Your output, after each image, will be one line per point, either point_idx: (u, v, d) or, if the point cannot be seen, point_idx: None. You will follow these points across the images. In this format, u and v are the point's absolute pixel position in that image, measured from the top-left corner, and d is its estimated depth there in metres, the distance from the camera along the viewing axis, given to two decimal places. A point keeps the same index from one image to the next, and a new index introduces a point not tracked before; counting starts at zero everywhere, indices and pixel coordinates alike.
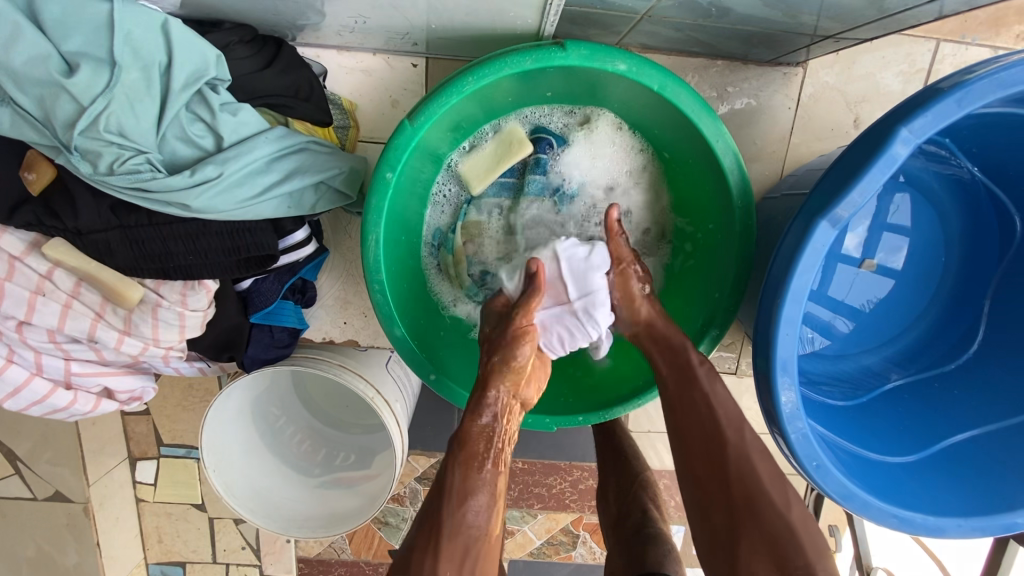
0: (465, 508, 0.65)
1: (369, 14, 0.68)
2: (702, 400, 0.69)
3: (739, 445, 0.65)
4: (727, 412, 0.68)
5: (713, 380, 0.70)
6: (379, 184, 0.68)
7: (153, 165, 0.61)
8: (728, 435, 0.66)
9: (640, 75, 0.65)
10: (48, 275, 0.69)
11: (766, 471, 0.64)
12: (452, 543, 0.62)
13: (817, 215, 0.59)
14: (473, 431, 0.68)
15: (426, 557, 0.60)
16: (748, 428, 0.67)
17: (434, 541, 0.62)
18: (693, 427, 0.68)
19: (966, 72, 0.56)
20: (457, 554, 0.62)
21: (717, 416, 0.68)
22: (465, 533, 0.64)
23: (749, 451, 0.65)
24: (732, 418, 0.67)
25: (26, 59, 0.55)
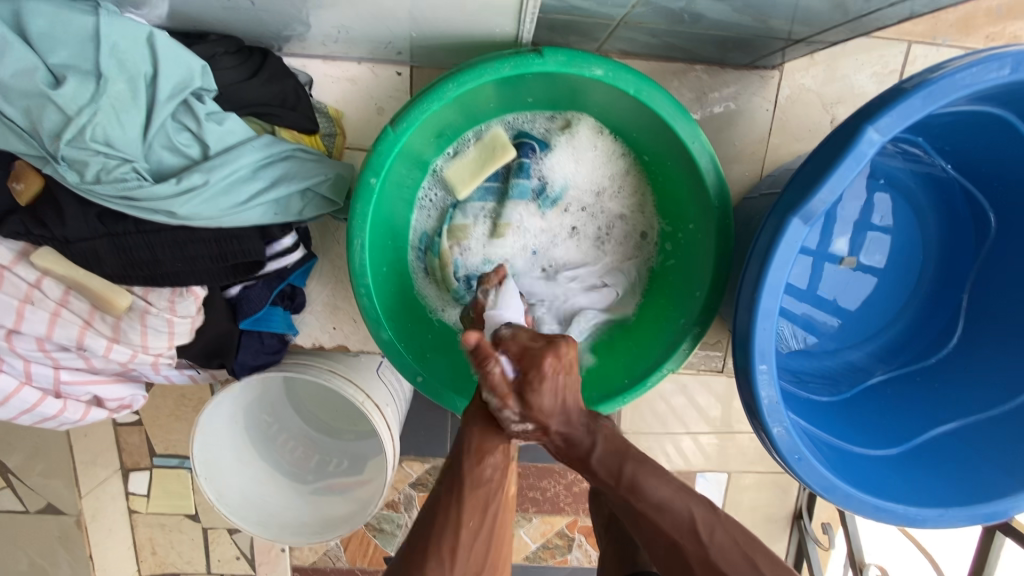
0: (461, 531, 0.61)
1: (352, 24, 0.69)
2: (647, 509, 0.60)
3: (700, 558, 0.58)
4: (673, 519, 0.59)
5: (639, 488, 0.60)
6: (364, 190, 0.69)
7: (140, 173, 0.63)
8: (685, 544, 0.59)
9: (616, 79, 0.67)
10: (37, 284, 0.70)
11: (735, 572, 0.57)
12: (465, 563, 0.61)
13: (789, 212, 0.61)
14: (475, 475, 0.63)
15: (430, 566, 0.58)
16: (701, 524, 0.59)
17: (434, 568, 0.59)
18: (647, 538, 0.62)
19: (927, 73, 0.58)
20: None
21: (663, 526, 0.60)
22: (485, 487, 0.64)
23: (710, 555, 0.58)
24: (682, 526, 0.59)
25: (14, 72, 0.56)
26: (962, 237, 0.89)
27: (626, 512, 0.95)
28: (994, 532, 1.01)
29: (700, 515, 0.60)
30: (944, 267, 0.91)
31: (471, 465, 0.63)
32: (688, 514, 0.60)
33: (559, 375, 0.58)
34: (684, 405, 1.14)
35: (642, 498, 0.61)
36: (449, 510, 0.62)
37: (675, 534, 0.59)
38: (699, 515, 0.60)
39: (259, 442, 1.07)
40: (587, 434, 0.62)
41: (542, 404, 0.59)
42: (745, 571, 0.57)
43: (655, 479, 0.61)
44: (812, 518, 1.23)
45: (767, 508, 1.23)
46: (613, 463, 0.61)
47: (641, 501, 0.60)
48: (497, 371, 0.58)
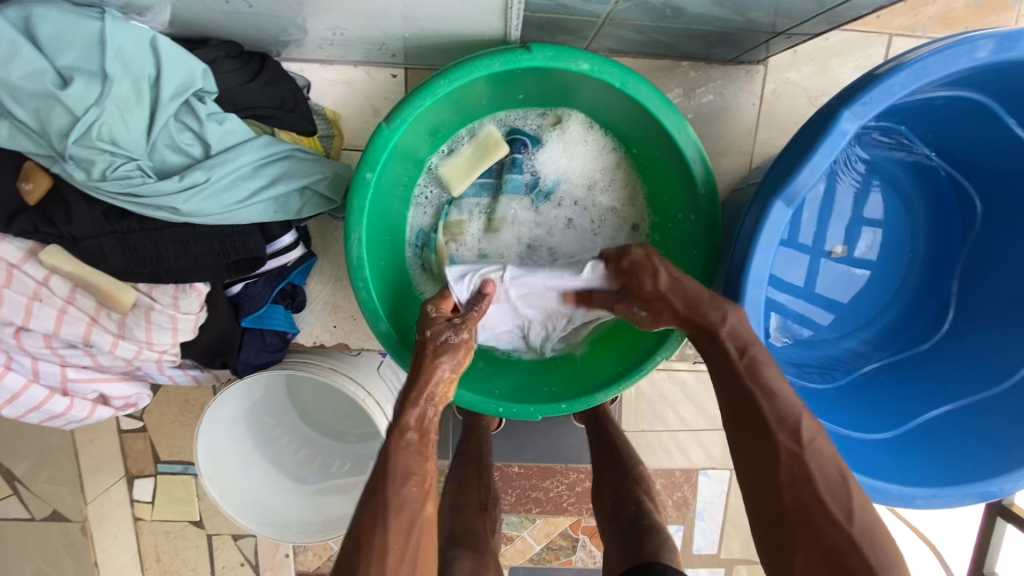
0: (405, 487, 0.60)
1: (346, 26, 0.72)
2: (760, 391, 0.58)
3: (795, 456, 0.55)
4: (786, 409, 0.57)
5: (760, 373, 0.59)
6: (360, 185, 0.71)
7: (144, 171, 0.65)
8: (784, 437, 0.56)
9: (602, 73, 0.70)
10: (45, 282, 0.71)
11: (825, 480, 0.54)
12: (397, 520, 0.58)
13: (772, 196, 0.63)
14: (410, 415, 0.63)
15: (376, 531, 0.57)
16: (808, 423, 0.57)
17: (379, 513, 0.58)
18: (737, 416, 0.59)
19: (900, 59, 0.61)
20: (404, 526, 0.59)
21: (768, 413, 0.57)
22: (406, 511, 0.59)
23: (804, 457, 0.55)
24: (786, 418, 0.56)
25: (24, 74, 0.59)
26: (949, 223, 0.90)
27: (629, 505, 0.95)
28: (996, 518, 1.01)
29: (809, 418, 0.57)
30: (933, 254, 0.92)
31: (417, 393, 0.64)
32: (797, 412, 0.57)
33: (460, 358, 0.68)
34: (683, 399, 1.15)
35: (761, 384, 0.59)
36: (394, 430, 0.63)
37: (775, 425, 0.56)
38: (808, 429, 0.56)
39: (262, 443, 1.08)
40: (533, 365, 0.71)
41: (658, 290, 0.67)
42: (836, 483, 0.54)
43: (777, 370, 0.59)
44: None
45: None
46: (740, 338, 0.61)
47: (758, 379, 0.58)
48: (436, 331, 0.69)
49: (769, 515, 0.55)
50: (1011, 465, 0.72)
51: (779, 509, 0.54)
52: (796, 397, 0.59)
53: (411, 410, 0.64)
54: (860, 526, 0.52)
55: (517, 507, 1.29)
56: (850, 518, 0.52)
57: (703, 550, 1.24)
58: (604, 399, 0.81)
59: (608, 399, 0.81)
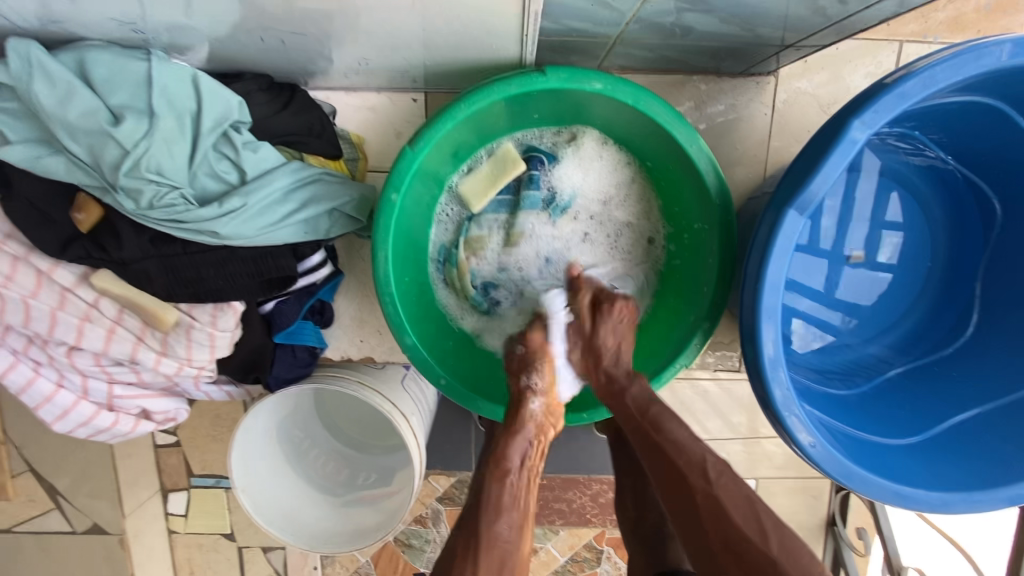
0: (499, 519, 0.66)
1: (371, 56, 0.76)
2: (669, 444, 0.67)
3: (707, 492, 0.63)
4: (689, 455, 0.66)
5: (662, 426, 0.69)
6: (386, 207, 0.75)
7: (187, 199, 0.69)
8: (694, 480, 0.64)
9: (615, 92, 0.72)
10: (95, 304, 0.76)
11: (734, 505, 0.62)
12: (489, 554, 0.64)
13: (785, 205, 0.64)
14: (508, 451, 0.71)
15: (466, 559, 0.63)
16: (710, 464, 0.65)
17: (473, 548, 0.64)
18: (662, 475, 0.66)
19: (908, 68, 0.62)
20: (495, 565, 0.64)
21: (678, 462, 0.65)
22: (500, 546, 0.64)
23: (715, 492, 0.63)
24: (693, 465, 0.65)
25: (79, 113, 0.64)
26: (970, 225, 0.90)
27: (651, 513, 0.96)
28: None
29: (708, 456, 0.66)
30: (954, 257, 0.92)
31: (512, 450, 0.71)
32: (699, 454, 0.66)
33: (622, 318, 0.79)
34: (705, 408, 1.15)
35: (663, 435, 0.68)
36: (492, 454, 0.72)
37: (687, 472, 0.65)
38: (712, 468, 0.65)
39: (292, 457, 1.11)
40: (626, 378, 0.74)
41: (603, 337, 0.78)
42: (750, 514, 0.61)
43: (674, 421, 0.69)
44: (847, 524, 1.21)
45: (798, 515, 1.21)
46: (643, 401, 0.71)
47: (659, 434, 0.68)
48: (587, 300, 0.81)
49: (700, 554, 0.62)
50: None
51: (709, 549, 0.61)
52: (697, 441, 0.68)
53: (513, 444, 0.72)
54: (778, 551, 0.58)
55: (542, 519, 1.30)
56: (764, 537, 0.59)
57: None
58: None
59: None
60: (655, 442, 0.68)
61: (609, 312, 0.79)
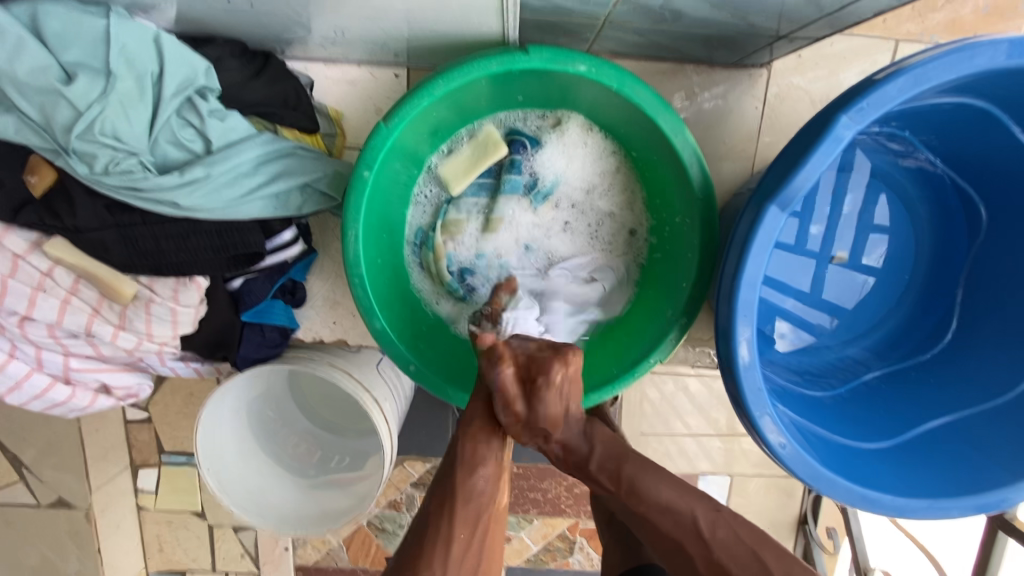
0: (475, 476, 0.66)
1: (347, 25, 0.72)
2: (656, 508, 0.63)
3: (705, 560, 0.61)
4: (677, 518, 0.63)
5: (640, 491, 0.64)
6: (358, 183, 0.72)
7: (146, 166, 0.66)
8: (688, 546, 0.62)
9: (600, 75, 0.70)
10: (49, 273, 0.72)
11: (736, 563, 0.60)
12: (465, 508, 0.65)
13: (766, 201, 0.62)
14: (480, 418, 0.68)
15: (442, 518, 0.64)
16: (704, 523, 0.62)
17: (449, 506, 0.65)
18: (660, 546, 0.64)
19: (899, 65, 0.60)
20: (470, 518, 0.65)
21: (666, 528, 0.63)
22: (476, 500, 0.66)
23: (713, 553, 0.61)
24: (683, 528, 0.62)
25: (28, 69, 0.60)
26: (954, 231, 0.89)
27: None
28: (997, 531, 0.99)
29: (698, 511, 0.63)
30: (937, 262, 0.91)
31: (487, 389, 0.68)
32: (687, 513, 0.63)
33: (567, 380, 0.64)
34: (683, 404, 1.15)
35: (646, 501, 0.64)
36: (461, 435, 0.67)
37: (681, 536, 0.62)
38: (703, 518, 0.62)
39: (264, 438, 1.10)
40: (586, 442, 0.67)
41: (550, 414, 0.64)
42: (751, 564, 0.60)
43: (654, 479, 0.64)
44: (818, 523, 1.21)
45: (770, 513, 1.22)
46: (612, 464, 0.66)
47: (643, 503, 0.63)
48: (507, 374, 0.64)
49: None
50: (1010, 477, 0.71)
51: None
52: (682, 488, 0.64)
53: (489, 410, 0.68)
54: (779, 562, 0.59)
55: (515, 507, 1.30)
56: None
57: None
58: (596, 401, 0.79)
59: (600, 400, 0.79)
60: (640, 506, 0.64)
61: (547, 387, 0.63)
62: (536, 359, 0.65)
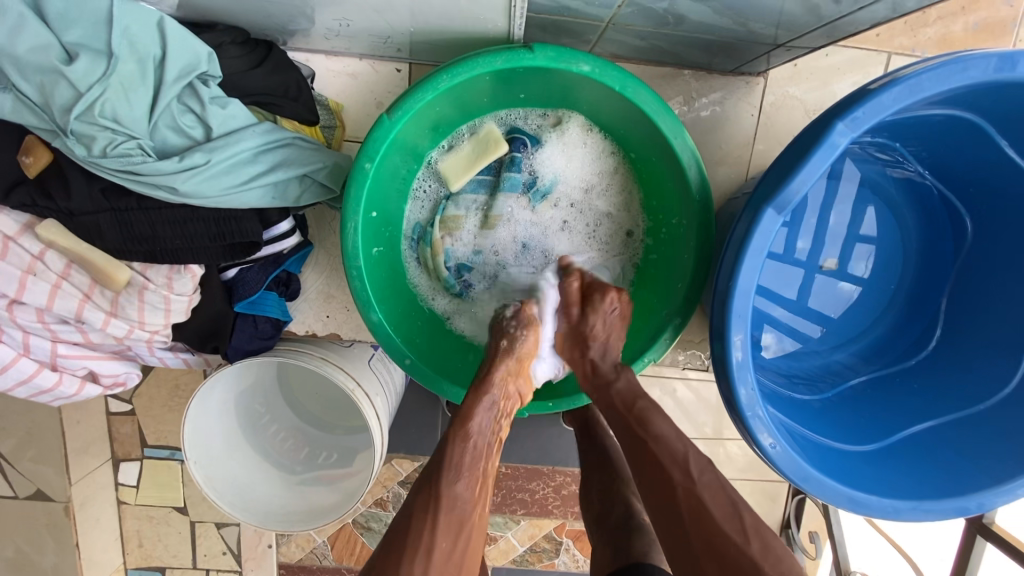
0: (457, 483, 0.66)
1: (352, 17, 0.72)
2: (650, 437, 0.67)
3: (686, 487, 0.64)
4: (671, 451, 0.66)
5: (647, 422, 0.69)
6: (358, 175, 0.72)
7: (145, 150, 0.65)
8: (676, 476, 0.65)
9: (602, 75, 0.70)
10: (40, 256, 0.71)
11: (717, 506, 0.63)
12: (448, 515, 0.64)
13: (764, 203, 0.64)
14: (474, 410, 0.69)
15: (424, 527, 0.63)
16: (693, 461, 0.66)
17: (431, 509, 0.64)
18: (639, 452, 0.68)
19: (894, 75, 0.62)
20: (452, 526, 0.65)
21: (657, 452, 0.67)
22: (457, 506, 0.65)
23: (697, 488, 0.64)
24: (673, 455, 0.66)
25: (29, 47, 0.59)
26: (941, 241, 0.91)
27: (616, 509, 0.96)
28: (976, 537, 1.04)
29: (691, 454, 0.66)
30: (923, 271, 0.93)
31: (490, 376, 0.71)
32: (679, 446, 0.67)
33: (614, 307, 0.76)
34: (673, 406, 1.16)
35: (648, 430, 0.68)
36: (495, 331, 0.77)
37: (669, 463, 0.66)
38: (694, 460, 0.66)
39: (251, 432, 1.09)
40: (615, 371, 0.74)
41: (594, 329, 0.76)
42: (729, 508, 0.63)
43: (661, 417, 0.69)
44: (801, 528, 1.22)
45: None
46: (629, 396, 0.72)
47: (644, 427, 0.68)
48: (577, 287, 0.79)
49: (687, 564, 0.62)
50: (992, 482, 0.72)
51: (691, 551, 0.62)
52: (679, 433, 0.69)
53: (478, 403, 0.70)
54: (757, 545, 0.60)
55: (503, 507, 1.30)
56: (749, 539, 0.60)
57: None
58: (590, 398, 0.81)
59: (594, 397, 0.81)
60: (636, 436, 0.69)
61: (593, 311, 0.76)
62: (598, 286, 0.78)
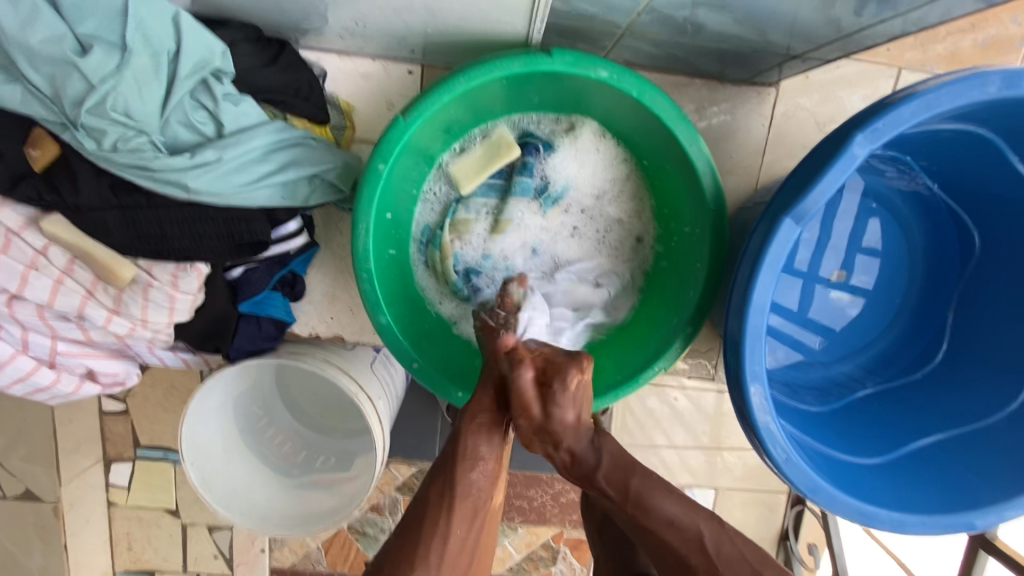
0: (472, 474, 0.66)
1: (369, 16, 0.72)
2: (660, 523, 0.61)
3: (709, 572, 0.59)
4: (682, 535, 0.60)
5: (643, 501, 0.62)
6: (371, 176, 0.71)
7: (156, 146, 0.65)
8: (695, 562, 0.60)
9: (620, 82, 0.70)
10: (43, 251, 0.69)
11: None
12: (463, 504, 0.64)
13: (782, 213, 0.63)
14: (473, 427, 0.67)
15: (439, 515, 0.63)
16: (709, 539, 0.60)
17: (447, 498, 0.64)
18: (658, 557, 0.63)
19: (912, 89, 0.62)
20: (467, 514, 0.64)
21: (672, 543, 0.61)
22: (473, 494, 0.65)
23: (717, 569, 0.59)
24: (688, 544, 0.60)
25: (42, 38, 0.58)
26: (948, 255, 0.92)
27: None
28: (978, 550, 1.03)
29: (705, 529, 0.60)
30: (929, 284, 0.94)
31: (485, 399, 0.67)
32: (690, 527, 0.60)
33: (579, 386, 0.65)
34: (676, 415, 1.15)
35: (651, 517, 0.61)
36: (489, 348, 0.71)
37: (686, 552, 0.60)
38: (710, 540, 0.60)
39: (248, 435, 1.07)
40: (592, 453, 0.64)
41: (558, 424, 0.64)
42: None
43: (661, 494, 0.62)
44: (799, 539, 1.22)
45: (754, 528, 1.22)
46: (619, 479, 0.63)
47: (646, 518, 0.61)
48: (527, 378, 0.65)
49: None
50: (999, 496, 0.72)
51: None
52: (685, 506, 0.62)
53: (485, 437, 0.67)
54: None
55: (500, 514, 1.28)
56: None
57: None
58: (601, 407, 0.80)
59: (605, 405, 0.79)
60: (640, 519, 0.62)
61: (559, 391, 0.64)
62: (558, 364, 0.65)
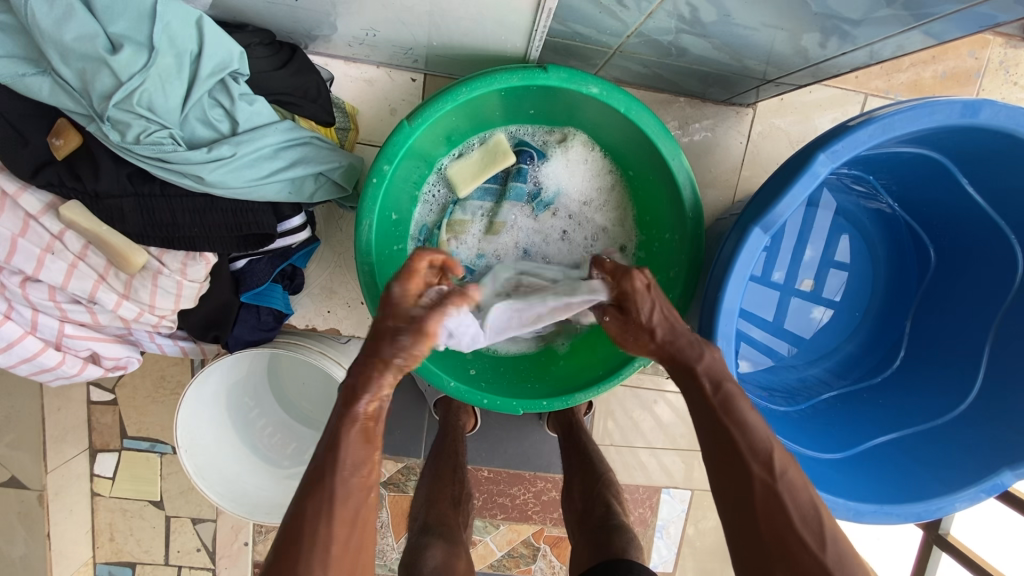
0: (351, 477, 0.57)
1: (379, 27, 0.77)
2: (734, 428, 0.61)
3: (767, 482, 0.59)
4: (753, 440, 0.60)
5: (734, 408, 0.62)
6: (376, 175, 0.76)
7: (175, 139, 0.68)
8: (756, 469, 0.59)
9: (610, 98, 0.76)
10: (59, 236, 0.74)
11: (799, 510, 0.58)
12: (342, 509, 0.56)
13: (752, 223, 0.70)
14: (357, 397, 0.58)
15: (317, 523, 0.55)
16: (778, 455, 0.60)
17: (324, 507, 0.55)
18: (714, 448, 0.62)
19: (870, 114, 0.69)
20: (349, 518, 0.56)
21: (740, 444, 0.60)
22: (353, 498, 0.57)
23: (776, 486, 0.58)
24: (757, 448, 0.60)
25: (75, 35, 0.62)
26: (907, 268, 0.99)
27: (598, 507, 0.99)
28: (932, 546, 1.12)
29: (779, 449, 0.60)
30: (889, 296, 1.01)
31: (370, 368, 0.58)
32: (769, 439, 0.60)
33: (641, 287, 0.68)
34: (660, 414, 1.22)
35: (732, 415, 0.62)
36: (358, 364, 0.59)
37: (749, 456, 0.60)
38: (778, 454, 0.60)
39: (239, 425, 1.09)
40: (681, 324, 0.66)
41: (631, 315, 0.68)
42: (808, 511, 0.58)
43: (745, 402, 0.62)
44: None
45: None
46: (716, 374, 0.64)
47: (731, 412, 0.61)
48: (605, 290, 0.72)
49: (747, 540, 0.59)
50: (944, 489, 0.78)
51: (756, 534, 0.58)
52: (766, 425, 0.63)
53: (364, 399, 0.58)
54: (831, 554, 0.56)
55: (483, 511, 1.31)
56: (823, 546, 0.56)
57: (660, 567, 1.30)
58: (584, 400, 0.85)
59: (588, 398, 0.84)
60: (713, 422, 0.62)
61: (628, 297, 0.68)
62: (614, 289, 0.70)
